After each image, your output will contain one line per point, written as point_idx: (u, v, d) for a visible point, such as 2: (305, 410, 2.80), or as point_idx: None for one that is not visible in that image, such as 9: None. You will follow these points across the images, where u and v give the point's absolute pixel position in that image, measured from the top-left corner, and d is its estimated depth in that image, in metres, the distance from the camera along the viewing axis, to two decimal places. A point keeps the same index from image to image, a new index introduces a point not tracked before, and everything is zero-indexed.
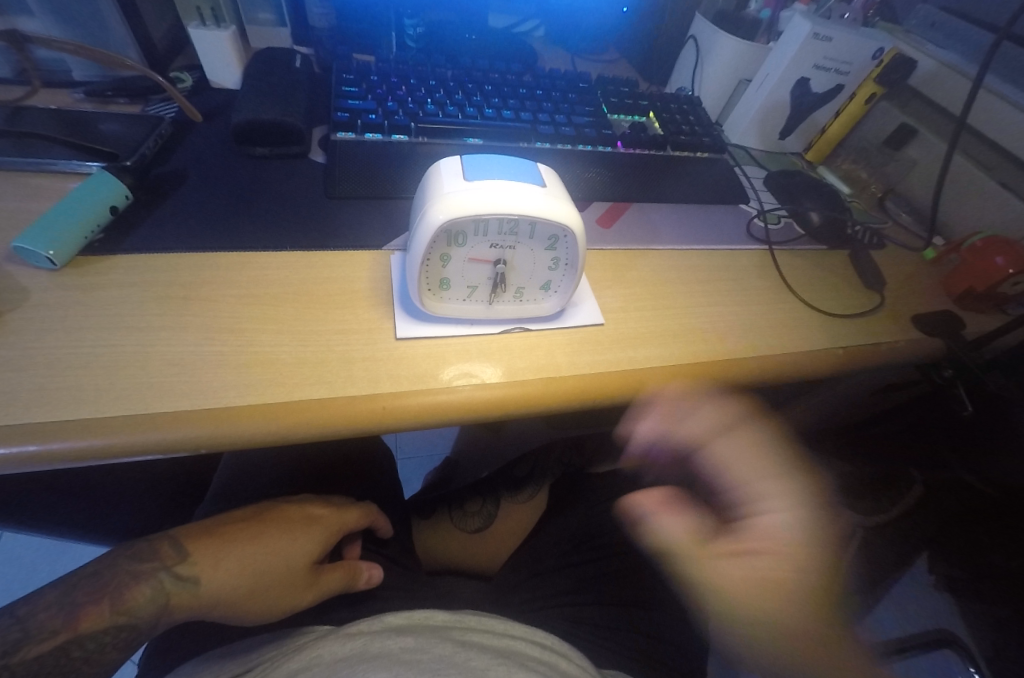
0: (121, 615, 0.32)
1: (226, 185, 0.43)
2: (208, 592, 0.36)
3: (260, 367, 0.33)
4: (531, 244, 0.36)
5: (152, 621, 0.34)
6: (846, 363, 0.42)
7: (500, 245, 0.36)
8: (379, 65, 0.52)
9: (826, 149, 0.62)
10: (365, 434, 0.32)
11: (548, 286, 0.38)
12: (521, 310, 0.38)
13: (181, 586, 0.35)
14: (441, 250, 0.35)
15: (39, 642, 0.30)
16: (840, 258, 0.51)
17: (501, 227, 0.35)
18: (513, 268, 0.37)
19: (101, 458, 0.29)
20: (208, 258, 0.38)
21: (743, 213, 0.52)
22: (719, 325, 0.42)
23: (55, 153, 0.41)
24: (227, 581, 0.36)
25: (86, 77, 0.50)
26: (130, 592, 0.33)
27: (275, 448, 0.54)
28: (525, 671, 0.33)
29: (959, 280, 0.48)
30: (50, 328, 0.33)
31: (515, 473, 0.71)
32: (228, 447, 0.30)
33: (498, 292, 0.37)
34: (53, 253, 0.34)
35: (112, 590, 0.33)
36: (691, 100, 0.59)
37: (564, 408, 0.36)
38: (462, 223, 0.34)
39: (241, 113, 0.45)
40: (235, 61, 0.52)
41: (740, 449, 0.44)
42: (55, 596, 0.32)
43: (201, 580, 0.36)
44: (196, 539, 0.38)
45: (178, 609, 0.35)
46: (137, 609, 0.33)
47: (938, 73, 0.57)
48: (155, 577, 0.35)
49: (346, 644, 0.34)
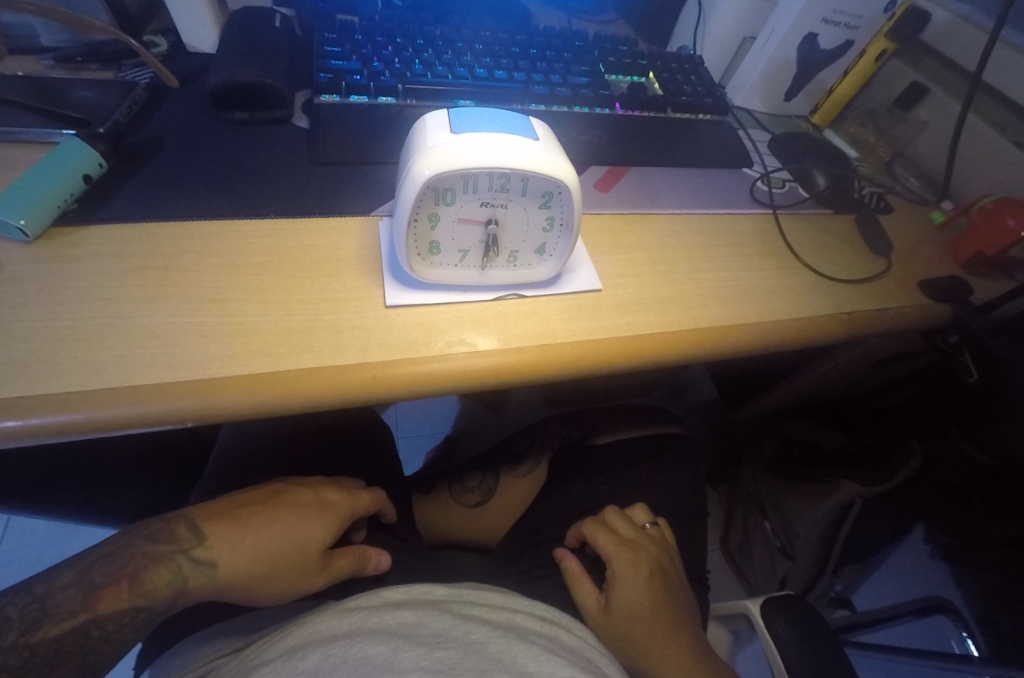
0: (139, 598, 0.32)
1: (206, 151, 0.41)
2: (226, 575, 0.34)
3: (245, 338, 0.32)
4: (523, 201, 0.35)
5: (172, 602, 0.33)
6: (850, 330, 0.41)
7: (490, 204, 0.34)
8: (363, 24, 0.49)
9: (832, 111, 0.60)
10: (356, 405, 0.31)
11: (543, 248, 0.37)
12: (515, 275, 0.37)
13: (199, 570, 0.34)
14: (429, 209, 0.34)
15: (56, 622, 0.30)
16: (845, 223, 0.49)
17: (491, 183, 0.33)
18: (505, 228, 0.35)
19: (91, 433, 0.28)
20: (187, 226, 0.37)
21: (745, 176, 0.51)
22: (720, 290, 0.41)
23: (25, 119, 0.39)
24: (245, 564, 0.35)
25: (54, 42, 0.47)
26: (149, 574, 0.32)
27: (268, 423, 0.53)
28: (525, 643, 0.33)
29: (969, 244, 0.47)
30: (26, 300, 0.31)
31: (514, 446, 0.70)
32: (218, 420, 0.29)
33: (490, 255, 0.36)
34: (25, 223, 0.33)
35: (130, 572, 0.32)
36: (692, 59, 0.57)
37: (561, 377, 0.35)
38: (449, 179, 0.32)
39: (218, 75, 0.42)
40: (212, 22, 0.50)
41: (619, 520, 0.53)
42: (72, 577, 0.31)
43: (219, 564, 0.34)
44: (214, 521, 0.36)
45: (196, 591, 0.34)
46: (156, 592, 0.32)
47: (952, 27, 0.55)
48: (173, 560, 0.34)
49: (344, 619, 0.34)
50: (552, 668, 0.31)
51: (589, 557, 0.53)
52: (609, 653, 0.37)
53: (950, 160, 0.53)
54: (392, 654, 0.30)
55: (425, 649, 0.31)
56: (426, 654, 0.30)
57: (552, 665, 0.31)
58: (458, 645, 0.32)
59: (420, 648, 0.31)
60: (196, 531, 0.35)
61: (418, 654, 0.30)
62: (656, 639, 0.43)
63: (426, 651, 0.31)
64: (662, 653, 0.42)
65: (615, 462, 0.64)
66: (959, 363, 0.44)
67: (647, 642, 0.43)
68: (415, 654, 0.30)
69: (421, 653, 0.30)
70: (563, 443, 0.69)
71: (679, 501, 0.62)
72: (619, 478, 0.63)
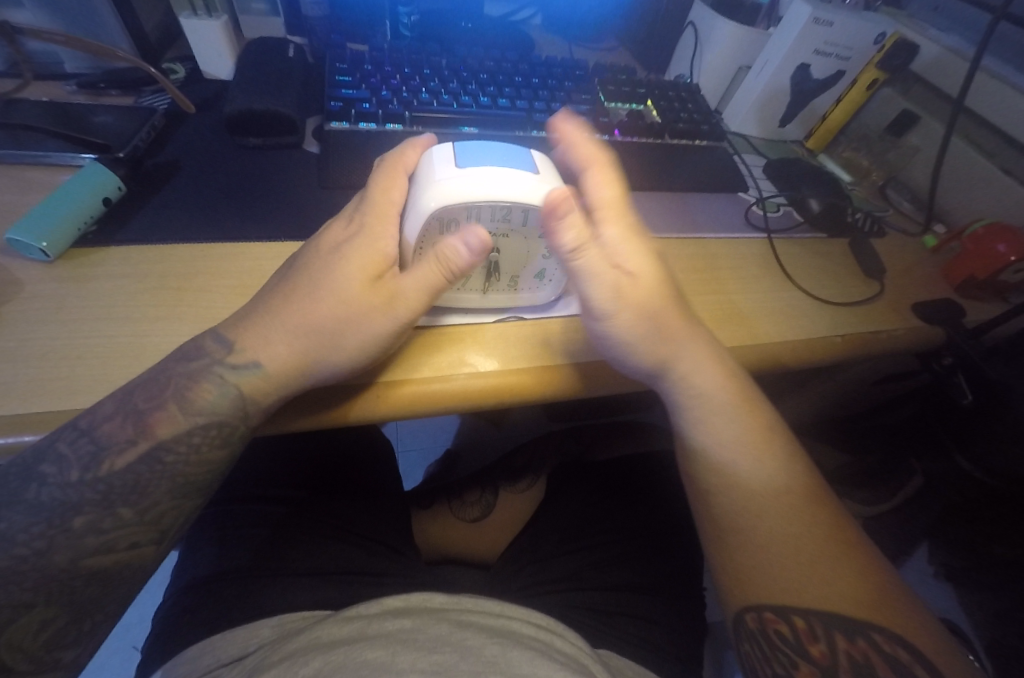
0: (197, 415, 0.31)
1: (218, 175, 0.43)
2: (277, 372, 0.31)
3: (377, 177, 0.36)
4: (525, 232, 0.36)
5: (190, 498, 0.32)
6: (844, 351, 0.42)
7: (493, 232, 0.36)
8: (372, 54, 0.51)
9: (826, 137, 0.61)
10: (337, 404, 0.33)
11: (543, 274, 0.38)
12: (514, 300, 0.39)
13: (248, 373, 0.31)
14: (434, 238, 0.35)
15: (79, 515, 0.29)
16: (839, 246, 0.51)
17: (493, 213, 0.35)
18: (506, 256, 0.37)
19: (113, 448, 0.29)
20: (199, 247, 0.38)
21: (741, 201, 0.52)
22: (723, 312, 0.42)
23: (47, 144, 0.41)
24: (288, 362, 0.31)
25: (78, 69, 0.49)
26: (196, 392, 0.31)
27: (271, 439, 0.58)
28: (521, 648, 0.34)
29: (962, 267, 0.47)
30: (47, 318, 0.33)
31: (514, 463, 0.72)
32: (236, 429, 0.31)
33: (492, 281, 0.37)
34: (47, 245, 0.35)
35: (173, 393, 0.30)
36: (689, 87, 0.59)
37: (558, 398, 0.36)
38: (453, 212, 0.34)
39: (234, 103, 0.44)
40: (228, 51, 0.52)
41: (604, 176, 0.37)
42: (114, 403, 0.29)
43: (263, 363, 0.31)
44: (238, 325, 0.32)
45: (256, 427, 0.32)
46: (213, 406, 0.31)
47: (941, 59, 0.56)
48: (214, 372, 0.31)
49: (344, 627, 0.36)
50: (544, 672, 0.33)
51: (589, 569, 0.54)
52: (599, 660, 0.38)
53: (936, 181, 0.54)
54: (390, 658, 0.32)
55: (422, 652, 0.33)
56: (422, 657, 0.32)
57: (546, 669, 0.33)
58: (455, 649, 0.34)
59: (417, 652, 0.33)
60: (98, 528, 0.29)
61: (415, 658, 0.32)
62: (701, 407, 0.39)
63: (423, 654, 0.33)
64: (741, 423, 0.39)
65: (615, 475, 0.66)
66: (953, 385, 0.45)
67: (722, 399, 0.38)
68: (412, 657, 0.32)
69: (418, 656, 0.32)
70: (561, 459, 0.72)
71: (672, 516, 0.62)
72: (618, 491, 0.63)
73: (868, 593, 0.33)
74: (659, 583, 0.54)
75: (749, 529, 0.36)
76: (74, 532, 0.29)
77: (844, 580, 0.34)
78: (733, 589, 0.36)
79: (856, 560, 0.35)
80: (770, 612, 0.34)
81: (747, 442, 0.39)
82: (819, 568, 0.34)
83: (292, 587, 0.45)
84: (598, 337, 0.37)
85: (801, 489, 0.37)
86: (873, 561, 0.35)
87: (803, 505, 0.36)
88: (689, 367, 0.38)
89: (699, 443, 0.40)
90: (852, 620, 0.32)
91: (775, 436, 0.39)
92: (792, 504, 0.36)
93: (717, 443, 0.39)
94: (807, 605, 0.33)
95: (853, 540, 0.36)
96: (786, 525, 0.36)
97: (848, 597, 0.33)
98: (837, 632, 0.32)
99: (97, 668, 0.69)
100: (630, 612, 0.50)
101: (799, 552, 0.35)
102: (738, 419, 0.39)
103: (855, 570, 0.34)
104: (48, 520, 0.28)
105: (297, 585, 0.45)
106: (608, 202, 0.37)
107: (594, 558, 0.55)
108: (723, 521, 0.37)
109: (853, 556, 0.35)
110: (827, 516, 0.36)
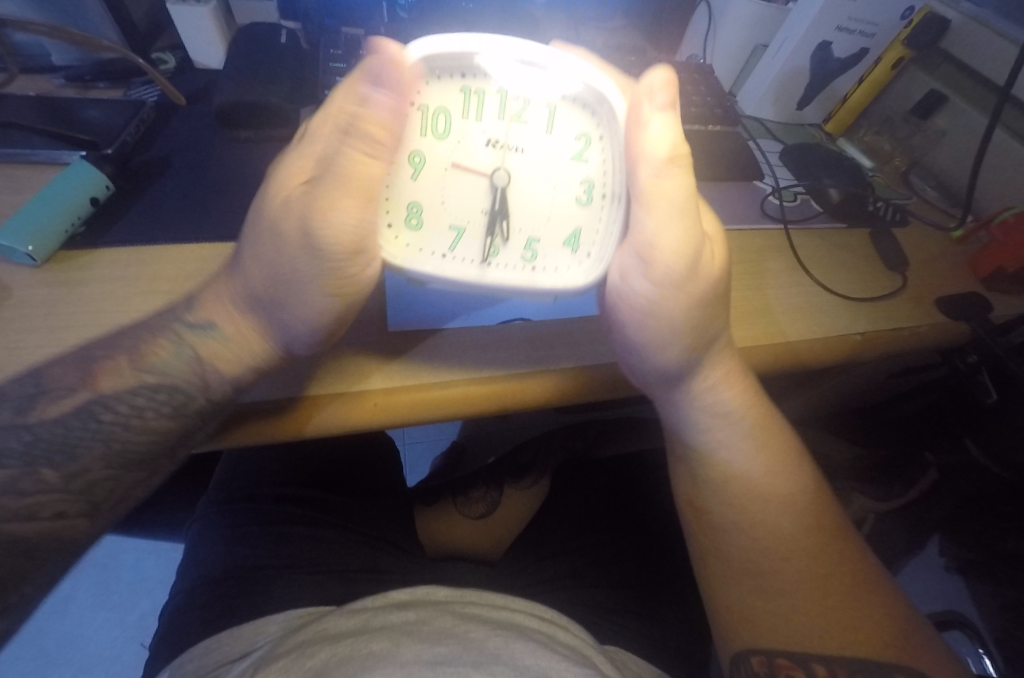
0: (146, 373, 0.30)
1: (210, 171, 0.42)
2: (233, 334, 0.31)
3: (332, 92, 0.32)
4: (540, 142, 0.31)
5: (127, 469, 0.29)
6: (862, 348, 0.40)
7: (500, 143, 0.30)
8: (368, 39, 0.49)
9: (846, 119, 0.59)
10: (315, 410, 0.32)
11: (575, 239, 0.32)
12: (530, 280, 0.32)
13: (205, 335, 0.31)
14: (416, 143, 0.30)
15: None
16: (858, 237, 0.48)
17: (497, 102, 0.30)
18: (514, 184, 0.31)
19: (48, 391, 0.28)
20: (190, 247, 0.37)
21: (756, 190, 0.50)
22: (740, 308, 0.40)
23: (33, 141, 0.40)
24: (246, 324, 0.31)
25: (65, 62, 0.48)
26: (150, 348, 0.30)
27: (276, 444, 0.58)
28: (525, 641, 0.34)
29: (987, 260, 0.45)
30: (33, 325, 0.32)
31: (519, 459, 0.72)
32: (199, 402, 0.30)
33: (495, 244, 0.32)
34: (33, 249, 0.33)
35: (128, 345, 0.30)
36: (702, 67, 0.56)
37: (559, 404, 0.36)
38: (450, 63, 0.28)
39: (223, 94, 0.43)
40: (219, 39, 0.50)
41: (674, 153, 0.28)
42: (72, 355, 0.29)
43: (219, 324, 0.31)
44: (210, 288, 0.32)
45: (206, 436, 0.31)
46: (168, 367, 0.30)
47: (970, 30, 0.52)
48: (170, 329, 0.31)
49: (349, 619, 0.35)
50: (548, 665, 0.32)
51: (595, 564, 0.53)
52: (606, 656, 0.38)
53: (975, 176, 0.51)
54: (394, 649, 0.31)
55: (426, 644, 0.32)
56: (427, 648, 0.31)
57: (548, 661, 0.32)
58: (459, 642, 0.33)
59: (422, 644, 0.32)
60: (16, 487, 0.27)
61: (419, 648, 0.31)
62: (725, 427, 0.37)
63: (427, 646, 0.32)
64: (762, 452, 0.37)
65: (621, 468, 0.66)
66: (979, 383, 0.43)
67: (745, 434, 0.37)
68: (417, 649, 0.31)
69: (423, 647, 0.31)
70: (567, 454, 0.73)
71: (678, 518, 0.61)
72: (625, 485, 0.63)
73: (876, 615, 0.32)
74: (665, 581, 0.54)
75: (763, 568, 0.34)
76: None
77: (865, 620, 0.32)
78: (737, 629, 0.34)
79: (876, 597, 0.33)
80: (784, 658, 0.32)
81: (769, 477, 0.36)
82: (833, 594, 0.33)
83: (300, 581, 0.45)
84: (633, 316, 0.32)
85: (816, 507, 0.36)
86: (893, 599, 0.33)
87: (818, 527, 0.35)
88: (710, 383, 0.36)
89: (708, 456, 0.37)
90: (874, 662, 0.30)
91: (801, 478, 0.37)
92: (807, 526, 0.35)
93: (740, 477, 0.36)
94: (826, 650, 0.31)
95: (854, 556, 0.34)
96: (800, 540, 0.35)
97: (871, 640, 0.31)
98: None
99: (113, 657, 0.71)
100: (637, 608, 0.49)
101: (818, 592, 0.33)
102: (752, 459, 0.37)
103: (862, 584, 0.33)
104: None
105: (303, 580, 0.45)
106: (687, 197, 0.29)
107: (599, 556, 0.54)
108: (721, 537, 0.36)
109: (873, 594, 0.33)
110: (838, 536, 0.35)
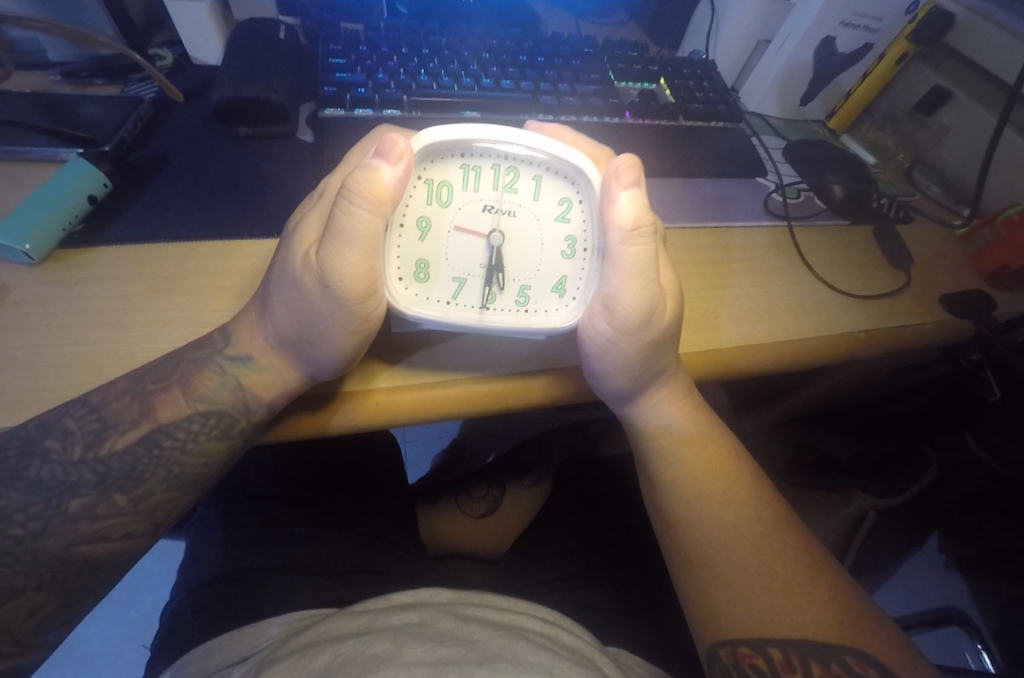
0: (197, 402, 0.31)
1: (209, 169, 0.41)
2: (270, 367, 0.31)
3: (346, 155, 0.33)
4: (534, 209, 0.31)
5: (185, 491, 0.32)
6: (866, 347, 0.40)
7: (497, 208, 0.31)
8: (367, 34, 0.49)
9: (850, 115, 0.58)
10: (317, 412, 0.32)
11: (562, 287, 0.32)
12: (521, 321, 0.32)
13: (246, 367, 0.31)
14: (419, 210, 0.30)
15: (77, 497, 0.29)
16: (862, 234, 0.48)
17: (497, 175, 0.30)
18: (509, 241, 0.31)
19: (114, 425, 0.29)
20: (189, 247, 0.37)
21: (759, 187, 0.49)
22: (749, 306, 0.40)
23: (30, 138, 0.39)
24: (280, 359, 0.31)
25: (61, 58, 0.47)
26: (198, 380, 0.30)
27: (276, 447, 0.57)
28: (528, 643, 0.34)
29: (992, 256, 0.45)
30: (31, 325, 0.31)
31: (521, 458, 0.72)
32: (234, 419, 0.31)
33: (493, 292, 0.32)
34: (31, 247, 0.33)
35: (179, 376, 0.30)
36: (705, 63, 0.56)
37: (561, 403, 0.35)
38: (449, 147, 0.29)
39: (222, 91, 0.42)
40: (216, 35, 0.49)
41: (632, 225, 0.28)
42: (125, 383, 0.29)
43: (256, 356, 0.31)
44: (239, 318, 0.32)
45: (255, 432, 0.32)
46: (215, 396, 0.31)
47: (977, 25, 0.52)
48: (215, 362, 0.31)
49: (352, 620, 0.35)
50: (551, 663, 0.32)
51: (597, 563, 0.53)
52: (608, 657, 0.37)
53: (985, 176, 0.50)
54: (398, 650, 0.31)
55: (431, 645, 0.32)
56: (431, 649, 0.31)
57: (551, 660, 0.32)
58: (462, 643, 0.33)
59: (425, 645, 0.32)
60: (91, 513, 0.29)
61: (424, 649, 0.31)
62: (711, 443, 0.38)
63: (431, 647, 0.32)
64: (743, 464, 0.39)
65: (622, 470, 0.66)
66: (980, 380, 0.43)
67: (689, 443, 0.38)
68: (421, 649, 0.31)
69: (427, 649, 0.31)
70: (569, 454, 0.73)
71: None
72: (626, 487, 0.64)
73: (843, 610, 0.33)
74: (663, 582, 0.54)
75: (720, 560, 0.35)
76: (68, 515, 0.29)
77: (813, 602, 0.33)
78: (706, 624, 0.35)
79: (823, 580, 0.34)
80: (745, 646, 0.33)
81: (713, 476, 0.37)
82: (805, 588, 0.34)
83: (299, 583, 0.44)
84: (587, 353, 0.33)
85: (785, 516, 0.37)
86: (838, 579, 0.35)
87: (787, 530, 0.36)
88: (661, 400, 0.37)
89: (705, 460, 0.38)
90: (826, 644, 0.32)
91: (740, 470, 0.38)
92: (778, 529, 0.36)
93: (685, 481, 0.37)
94: (778, 634, 0.32)
95: (822, 559, 0.35)
96: (777, 541, 0.35)
97: (821, 623, 0.32)
98: (813, 659, 0.32)
99: (113, 654, 0.71)
100: (638, 609, 0.49)
101: (769, 580, 0.34)
102: (697, 463, 0.37)
103: (832, 583, 0.34)
104: (43, 499, 0.28)
105: (304, 582, 0.44)
106: (642, 262, 0.29)
107: (599, 555, 0.54)
108: (716, 535, 0.36)
109: (819, 577, 0.34)
110: (803, 538, 0.36)
